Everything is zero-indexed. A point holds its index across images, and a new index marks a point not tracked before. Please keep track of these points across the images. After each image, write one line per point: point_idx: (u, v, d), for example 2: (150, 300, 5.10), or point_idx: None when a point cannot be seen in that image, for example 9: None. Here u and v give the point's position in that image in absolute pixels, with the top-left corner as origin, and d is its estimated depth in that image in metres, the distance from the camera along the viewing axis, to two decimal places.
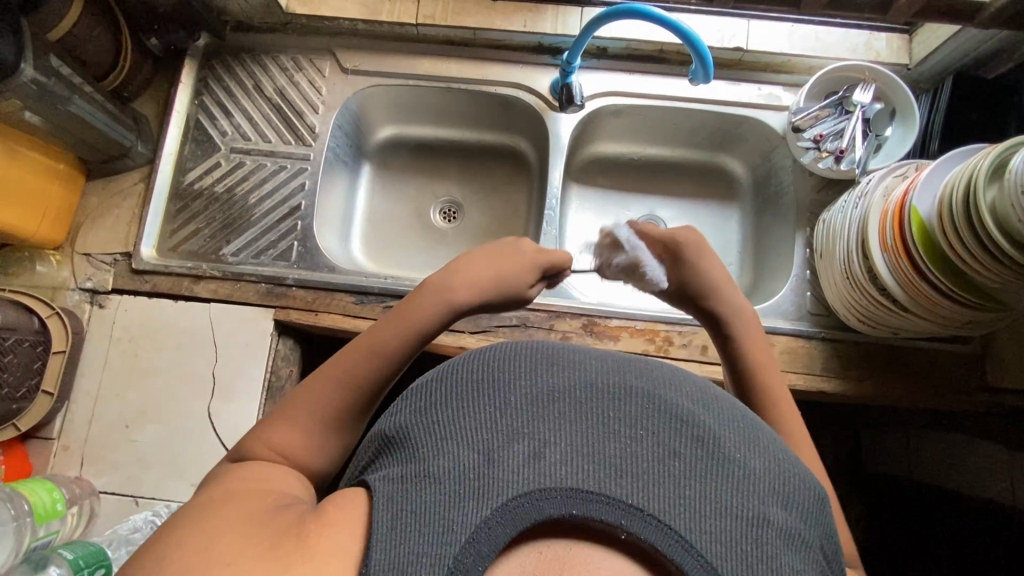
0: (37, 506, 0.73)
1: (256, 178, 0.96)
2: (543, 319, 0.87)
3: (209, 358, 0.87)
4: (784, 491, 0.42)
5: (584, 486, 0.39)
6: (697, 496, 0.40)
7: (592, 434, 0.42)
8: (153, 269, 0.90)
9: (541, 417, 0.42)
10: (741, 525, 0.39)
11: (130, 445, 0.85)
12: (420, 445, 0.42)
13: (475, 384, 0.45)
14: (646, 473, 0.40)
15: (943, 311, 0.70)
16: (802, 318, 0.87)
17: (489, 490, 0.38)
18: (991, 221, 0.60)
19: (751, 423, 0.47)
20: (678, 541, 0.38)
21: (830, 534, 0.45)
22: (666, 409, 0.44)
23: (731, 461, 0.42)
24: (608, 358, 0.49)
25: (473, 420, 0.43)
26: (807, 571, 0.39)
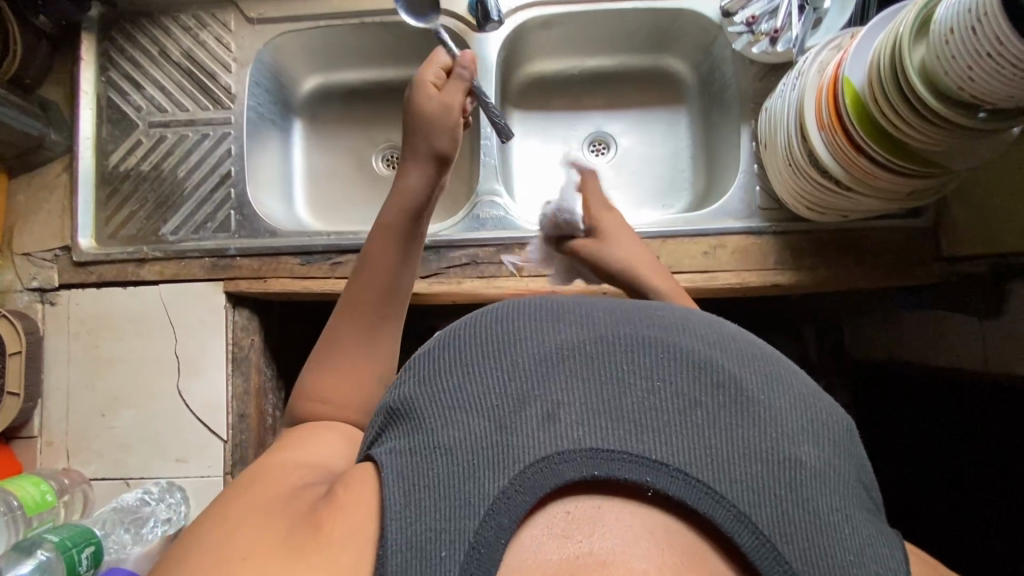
0: (26, 500, 0.75)
1: (181, 151, 0.92)
2: (493, 254, 0.85)
3: (169, 338, 0.87)
4: (809, 429, 0.43)
5: (605, 446, 0.40)
6: (722, 445, 0.41)
7: (609, 393, 0.43)
8: (95, 259, 0.89)
9: (554, 379, 0.43)
10: (768, 467, 0.40)
11: (110, 431, 0.87)
12: (426, 415, 0.43)
13: (483, 350, 0.46)
14: (667, 427, 0.41)
15: (885, 184, 0.68)
16: (753, 216, 0.85)
17: (505, 461, 0.39)
18: (918, 77, 0.57)
19: (774, 363, 0.47)
20: (706, 492, 0.39)
21: (862, 464, 0.45)
22: (681, 357, 0.45)
23: (752, 403, 0.43)
24: (618, 309, 0.49)
25: (482, 388, 0.43)
26: (846, 508, 0.41)
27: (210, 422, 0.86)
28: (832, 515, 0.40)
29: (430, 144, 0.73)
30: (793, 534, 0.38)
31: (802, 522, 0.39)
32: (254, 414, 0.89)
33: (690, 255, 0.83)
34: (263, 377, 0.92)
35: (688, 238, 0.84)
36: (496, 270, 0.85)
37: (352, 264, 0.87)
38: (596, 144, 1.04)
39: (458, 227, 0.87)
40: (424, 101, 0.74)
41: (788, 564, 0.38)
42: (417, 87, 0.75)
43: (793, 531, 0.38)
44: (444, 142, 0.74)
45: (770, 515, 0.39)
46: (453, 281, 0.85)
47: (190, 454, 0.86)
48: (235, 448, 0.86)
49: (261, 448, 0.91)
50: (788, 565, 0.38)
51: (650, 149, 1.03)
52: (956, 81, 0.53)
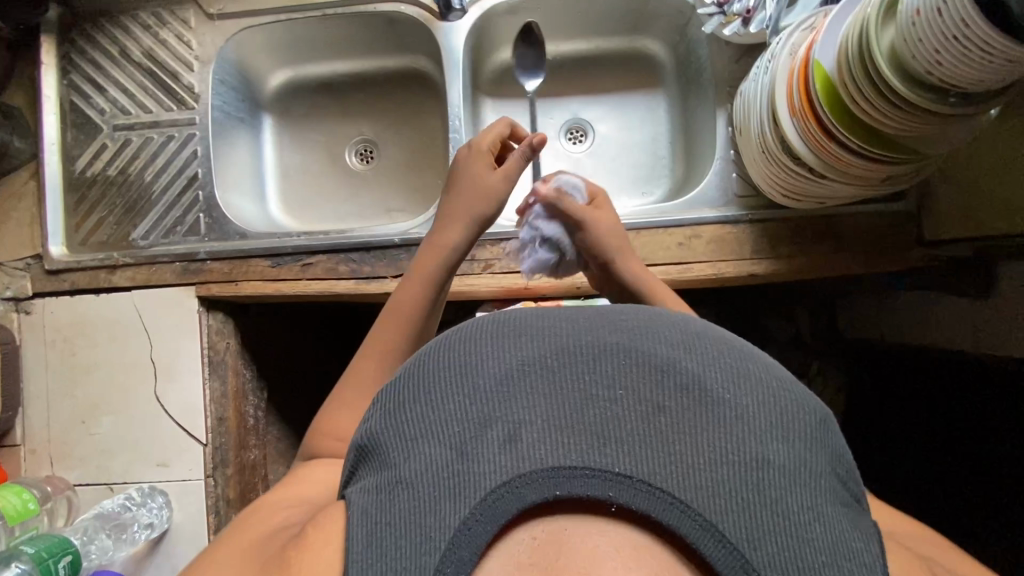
0: (7, 510, 0.76)
1: (147, 154, 0.90)
2: None
3: (144, 344, 0.87)
4: (783, 424, 0.39)
5: (566, 464, 0.37)
6: (688, 452, 0.37)
7: (567, 405, 0.39)
8: (67, 267, 0.89)
9: (511, 396, 0.39)
10: (735, 472, 0.37)
11: (91, 438, 0.87)
12: (389, 449, 0.40)
13: (443, 370, 0.41)
14: (633, 438, 0.38)
15: (859, 171, 0.65)
16: (730, 204, 0.83)
17: (465, 490, 0.36)
18: (886, 61, 0.54)
19: (744, 356, 0.42)
20: (674, 506, 0.36)
21: (839, 451, 0.42)
22: (648, 359, 0.41)
23: (723, 403, 0.39)
24: (577, 311, 0.44)
25: (441, 413, 0.40)
26: (818, 505, 0.37)
27: (189, 426, 0.86)
28: (804, 513, 0.36)
29: (475, 208, 0.74)
30: (766, 541, 0.35)
31: (776, 529, 0.36)
32: (233, 417, 0.89)
33: (665, 247, 0.81)
34: (241, 379, 0.92)
35: (663, 229, 0.82)
36: (468, 267, 0.83)
37: (323, 265, 0.86)
38: (573, 132, 1.01)
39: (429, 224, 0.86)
40: (480, 169, 0.76)
41: (756, 573, 0.35)
42: (474, 155, 0.77)
43: (762, 537, 0.35)
44: (490, 212, 0.75)
45: (737, 523, 0.36)
46: None
47: (170, 458, 0.86)
48: (215, 451, 0.87)
49: (242, 450, 0.91)
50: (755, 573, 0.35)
51: (627, 136, 1.00)
52: (925, 65, 0.51)
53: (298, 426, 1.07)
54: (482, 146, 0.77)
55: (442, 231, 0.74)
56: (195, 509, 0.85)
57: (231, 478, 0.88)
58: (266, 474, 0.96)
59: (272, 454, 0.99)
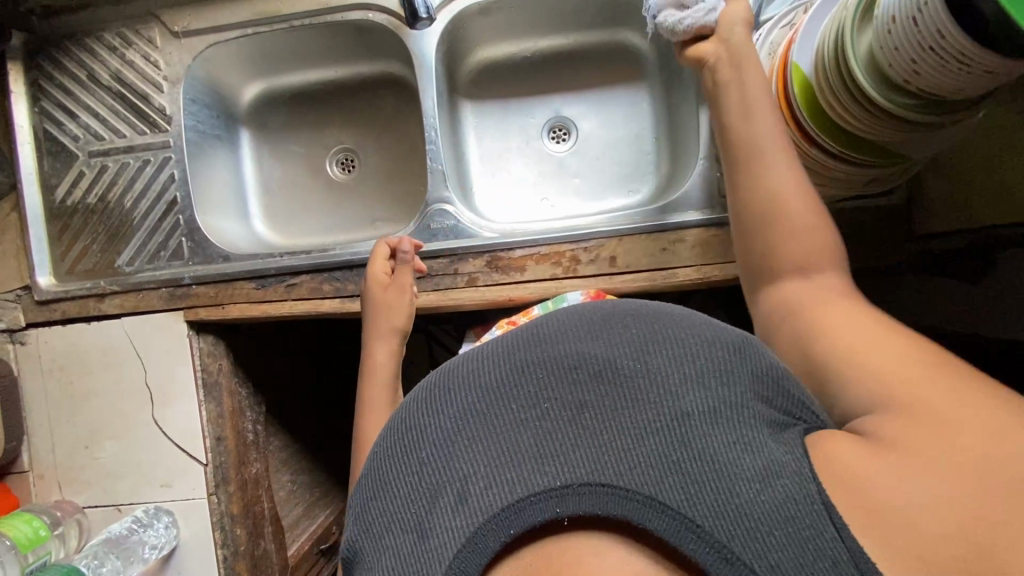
0: (19, 539, 0.79)
1: (125, 180, 0.89)
2: (446, 265, 0.83)
3: (138, 370, 0.88)
4: (687, 374, 0.40)
5: (513, 498, 0.37)
6: (614, 435, 0.38)
7: (499, 437, 0.40)
8: (56, 297, 0.89)
9: (451, 453, 0.40)
10: (659, 438, 0.37)
11: (95, 462, 0.90)
12: (366, 556, 0.39)
13: (390, 457, 0.42)
14: (563, 445, 0.38)
15: (841, 176, 0.63)
16: (714, 207, 0.80)
17: (434, 566, 0.36)
18: (862, 67, 0.52)
19: (640, 319, 0.45)
20: (615, 493, 0.35)
21: (768, 373, 0.42)
22: (555, 369, 0.42)
23: (632, 379, 0.40)
24: (495, 342, 0.46)
25: (398, 498, 0.40)
26: (742, 436, 0.37)
27: (188, 447, 0.88)
28: (733, 450, 0.36)
29: (394, 328, 0.74)
30: (709, 496, 0.35)
31: (715, 481, 0.35)
32: (232, 435, 0.91)
33: (650, 253, 0.80)
34: (237, 398, 0.93)
35: (647, 234, 0.80)
36: (451, 281, 0.83)
37: (307, 284, 0.85)
38: (556, 131, 0.99)
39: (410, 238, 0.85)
40: (379, 297, 0.76)
41: (701, 526, 0.34)
42: (372, 285, 0.76)
43: (699, 491, 0.35)
44: (404, 323, 0.75)
45: (673, 488, 0.35)
46: None
47: (173, 479, 0.88)
48: (216, 470, 0.88)
49: (243, 467, 0.92)
50: (700, 528, 0.34)
51: (611, 132, 0.97)
52: (900, 73, 0.49)
53: (299, 435, 1.09)
54: (375, 274, 0.77)
55: (371, 357, 0.73)
56: (202, 526, 0.87)
57: (234, 494, 0.90)
58: (270, 485, 0.98)
59: (276, 465, 1.01)
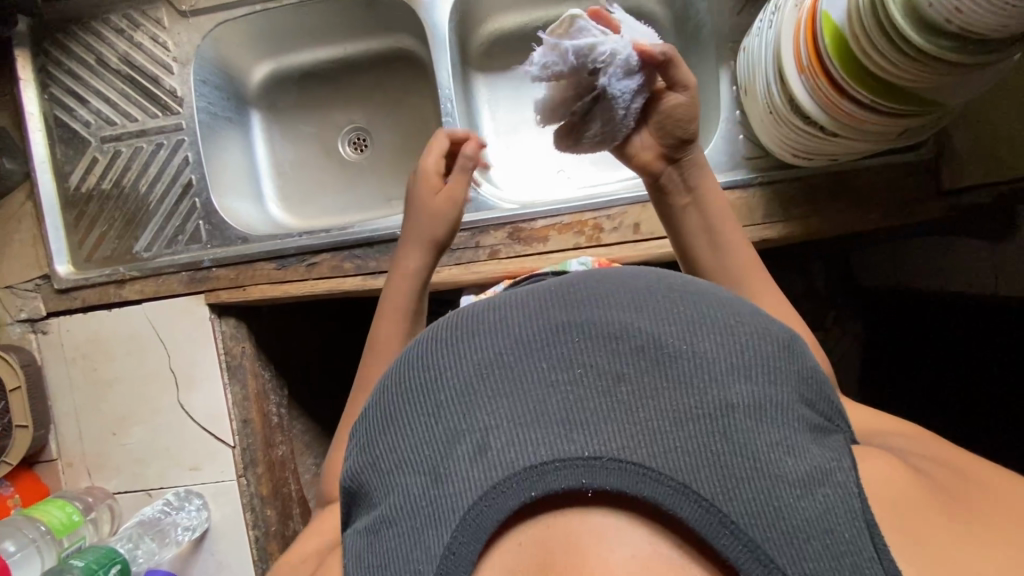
0: (53, 524, 0.79)
1: (139, 164, 0.88)
2: (468, 239, 0.83)
3: (162, 355, 0.88)
4: (738, 364, 0.39)
5: (536, 460, 0.36)
6: (653, 416, 0.37)
7: (527, 398, 0.39)
8: (76, 285, 0.89)
9: (473, 403, 0.39)
10: (701, 426, 0.36)
11: (123, 449, 0.90)
12: (375, 489, 0.40)
13: (403, 395, 0.41)
14: (595, 416, 0.37)
15: (874, 127, 0.62)
16: (738, 167, 0.80)
17: (446, 515, 0.36)
18: (900, 13, 0.50)
19: (689, 297, 0.43)
20: (645, 475, 0.35)
21: (811, 372, 0.42)
22: (595, 334, 0.40)
23: (675, 359, 0.39)
24: (527, 295, 0.44)
25: (411, 439, 0.39)
26: (785, 437, 0.37)
27: (215, 430, 0.88)
28: (773, 450, 0.36)
29: (429, 234, 0.73)
30: (741, 490, 0.35)
31: (750, 477, 0.35)
32: (258, 418, 0.91)
33: None
34: (262, 380, 0.93)
35: None
36: (473, 254, 0.82)
37: (327, 263, 0.85)
38: None
39: None
40: (426, 192, 0.73)
41: (735, 523, 0.34)
42: (422, 179, 0.73)
43: (735, 485, 0.35)
44: (443, 234, 0.73)
45: (710, 480, 0.35)
46: None
47: (202, 462, 0.88)
48: (245, 451, 0.88)
49: (270, 448, 0.92)
50: (734, 524, 0.34)
51: None
52: (943, 14, 0.47)
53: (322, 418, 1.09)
54: (427, 165, 0.73)
55: (402, 259, 0.73)
56: (232, 508, 0.88)
57: (263, 476, 0.90)
58: (296, 467, 0.98)
59: (301, 447, 1.01)
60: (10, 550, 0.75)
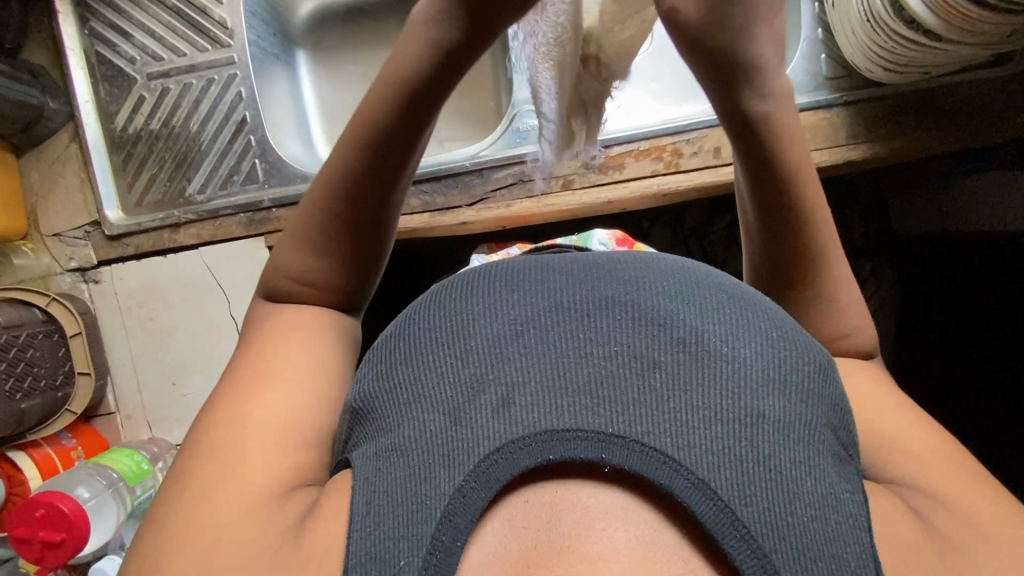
0: (125, 471, 0.78)
1: (189, 102, 0.85)
2: (540, 169, 0.79)
3: (221, 301, 0.85)
4: (779, 377, 0.36)
5: (559, 426, 0.33)
6: (683, 406, 0.34)
7: (558, 362, 0.35)
8: (128, 230, 0.85)
9: (504, 356, 0.36)
10: (730, 428, 0.33)
11: (183, 399, 0.87)
12: (382, 415, 0.37)
13: (433, 331, 0.38)
14: (628, 395, 0.34)
15: (985, 27, 0.60)
16: (820, 88, 0.78)
17: (462, 458, 0.33)
18: None
19: (740, 300, 0.39)
20: (666, 465, 0.32)
21: (838, 400, 0.39)
22: (640, 312, 0.37)
23: (716, 355, 0.36)
24: (573, 262, 0.41)
25: (435, 376, 0.36)
26: (811, 459, 0.33)
27: None
28: (797, 469, 0.33)
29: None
30: (760, 500, 0.31)
31: (769, 489, 0.32)
32: None
33: None
34: None
35: None
36: (547, 185, 0.79)
37: None
38: None
39: (497, 145, 0.81)
40: None
41: (747, 530, 0.31)
42: None
43: (754, 493, 0.31)
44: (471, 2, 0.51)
45: (730, 481, 0.32)
46: (502, 204, 0.80)
47: None
48: None
49: None
50: (746, 531, 0.31)
51: None
52: None
53: None
54: None
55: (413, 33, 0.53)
56: None
57: None
58: None
59: None
60: (87, 497, 0.74)
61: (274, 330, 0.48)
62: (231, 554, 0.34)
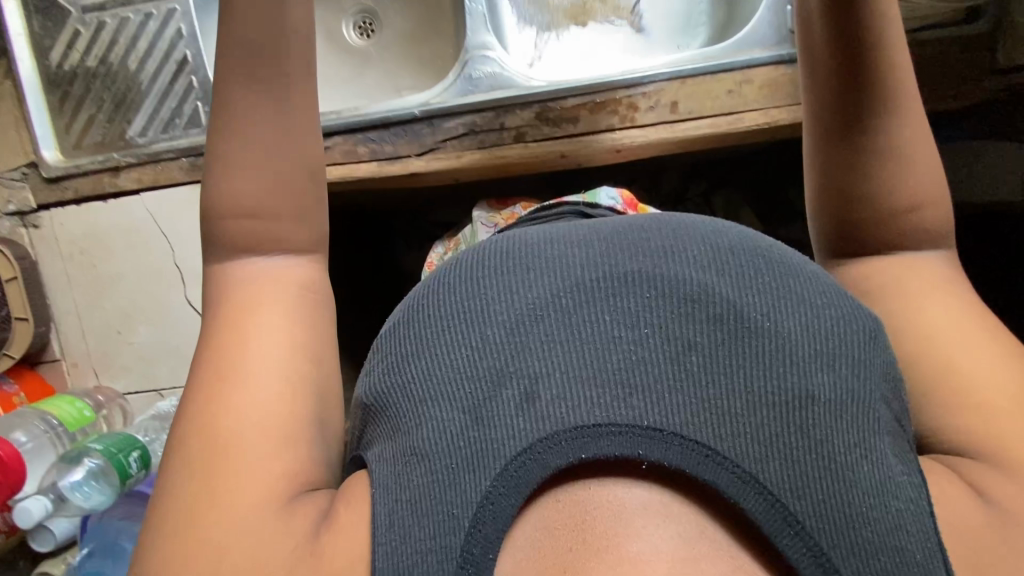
0: (65, 418, 0.77)
1: (127, 37, 0.81)
2: (491, 120, 0.77)
3: (165, 249, 0.83)
4: (823, 353, 0.37)
5: (590, 422, 0.34)
6: (724, 395, 0.35)
7: (586, 353, 0.36)
8: (67, 173, 0.82)
9: (526, 348, 0.37)
10: (777, 415, 0.35)
11: (130, 347, 0.86)
12: (399, 413, 0.38)
13: (449, 323, 0.39)
14: (660, 385, 0.35)
15: None
16: (783, 43, 0.75)
17: (488, 460, 0.34)
18: None
19: (781, 272, 0.40)
20: (706, 457, 0.34)
21: (892, 366, 0.39)
22: (671, 294, 0.38)
23: (756, 335, 0.37)
24: (594, 238, 0.41)
25: (452, 371, 0.37)
26: (862, 438, 0.35)
27: None
28: (848, 451, 0.34)
29: None
30: (808, 488, 0.33)
31: (818, 473, 0.34)
32: None
33: (712, 97, 0.74)
34: None
35: (710, 77, 0.74)
36: (498, 137, 0.76)
37: (341, 148, 0.79)
38: None
39: (449, 92, 0.78)
40: None
41: (801, 524, 0.33)
42: None
43: (804, 484, 0.33)
44: None
45: (778, 472, 0.33)
46: (452, 155, 0.77)
47: None
48: None
49: None
50: (799, 525, 0.33)
51: None
52: None
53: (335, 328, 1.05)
54: None
55: None
56: None
57: None
58: None
59: None
60: (23, 440, 0.74)
61: (237, 319, 0.43)
62: (240, 562, 0.36)
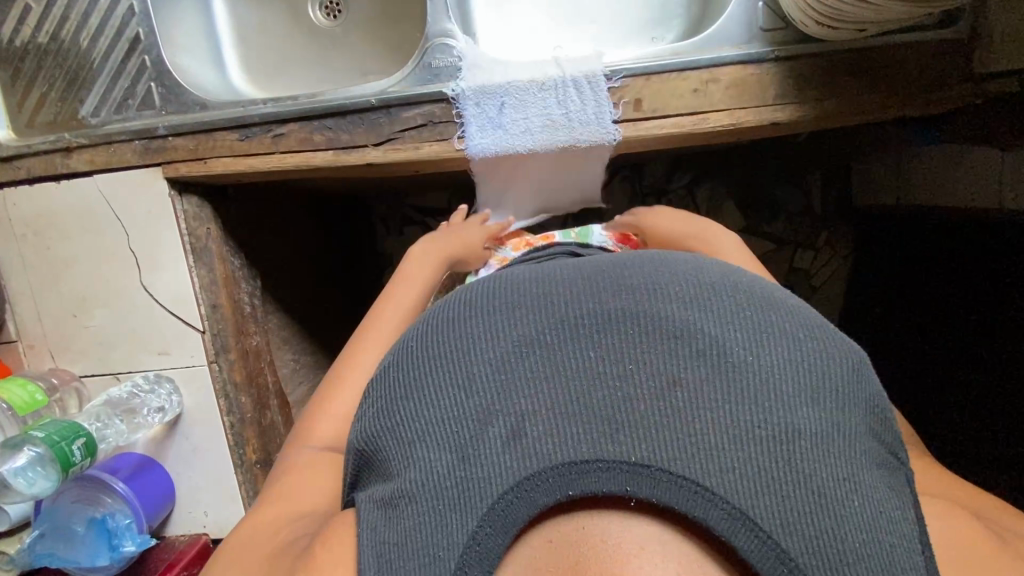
0: (14, 401, 0.76)
1: (77, 12, 0.78)
2: (451, 111, 0.74)
3: (120, 232, 0.82)
4: (807, 386, 0.36)
5: (575, 458, 0.34)
6: (711, 427, 0.34)
7: (568, 388, 0.36)
8: (19, 152, 0.81)
9: (510, 385, 0.36)
10: (769, 448, 0.33)
11: (86, 330, 0.85)
12: (390, 456, 0.38)
13: (434, 361, 0.39)
14: (644, 419, 0.34)
15: None
16: (754, 41, 0.72)
17: (475, 500, 0.34)
18: None
19: (764, 306, 0.39)
20: (697, 493, 0.32)
21: (875, 399, 0.39)
22: (654, 329, 0.37)
23: (741, 368, 0.36)
24: (578, 277, 0.42)
25: (437, 410, 0.37)
26: (853, 474, 0.34)
27: (182, 314, 0.82)
28: (841, 487, 0.33)
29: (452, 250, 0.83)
30: (805, 525, 0.32)
31: (812, 509, 0.32)
32: (228, 305, 0.84)
33: (678, 95, 0.72)
34: (233, 266, 0.86)
35: (676, 74, 0.72)
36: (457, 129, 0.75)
37: (296, 134, 0.77)
38: None
39: (407, 81, 0.75)
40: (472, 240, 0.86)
41: (795, 562, 0.31)
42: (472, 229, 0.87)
43: (798, 521, 0.32)
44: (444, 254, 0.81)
45: (771, 510, 0.32)
46: (410, 147, 0.75)
47: (170, 346, 0.84)
48: (215, 337, 0.83)
49: (244, 336, 0.86)
50: (793, 564, 0.31)
51: None
52: None
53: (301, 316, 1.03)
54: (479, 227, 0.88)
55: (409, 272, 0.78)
56: (203, 391, 0.84)
57: (236, 361, 0.84)
58: (273, 361, 0.92)
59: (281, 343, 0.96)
60: None
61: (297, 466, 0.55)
62: None
